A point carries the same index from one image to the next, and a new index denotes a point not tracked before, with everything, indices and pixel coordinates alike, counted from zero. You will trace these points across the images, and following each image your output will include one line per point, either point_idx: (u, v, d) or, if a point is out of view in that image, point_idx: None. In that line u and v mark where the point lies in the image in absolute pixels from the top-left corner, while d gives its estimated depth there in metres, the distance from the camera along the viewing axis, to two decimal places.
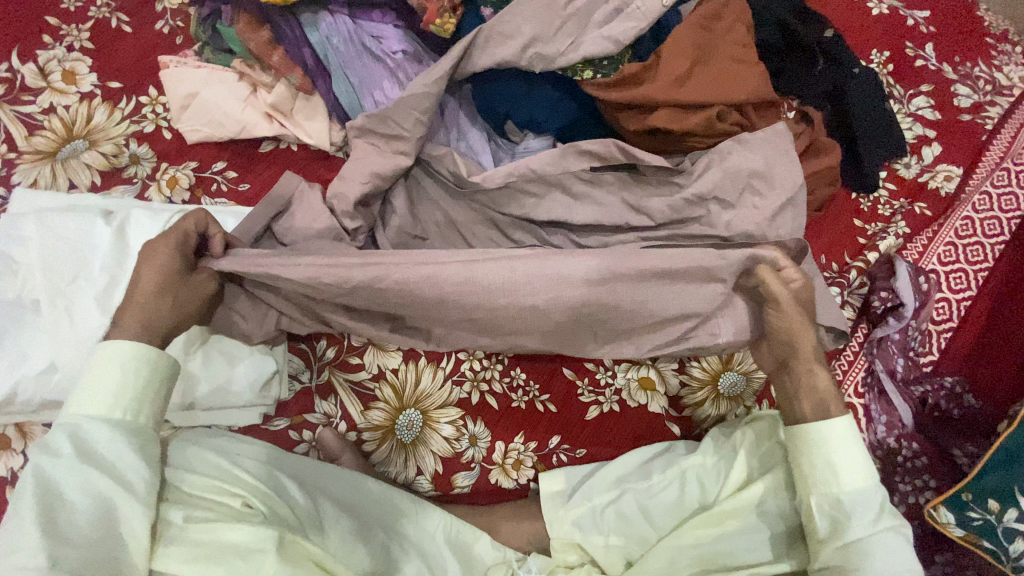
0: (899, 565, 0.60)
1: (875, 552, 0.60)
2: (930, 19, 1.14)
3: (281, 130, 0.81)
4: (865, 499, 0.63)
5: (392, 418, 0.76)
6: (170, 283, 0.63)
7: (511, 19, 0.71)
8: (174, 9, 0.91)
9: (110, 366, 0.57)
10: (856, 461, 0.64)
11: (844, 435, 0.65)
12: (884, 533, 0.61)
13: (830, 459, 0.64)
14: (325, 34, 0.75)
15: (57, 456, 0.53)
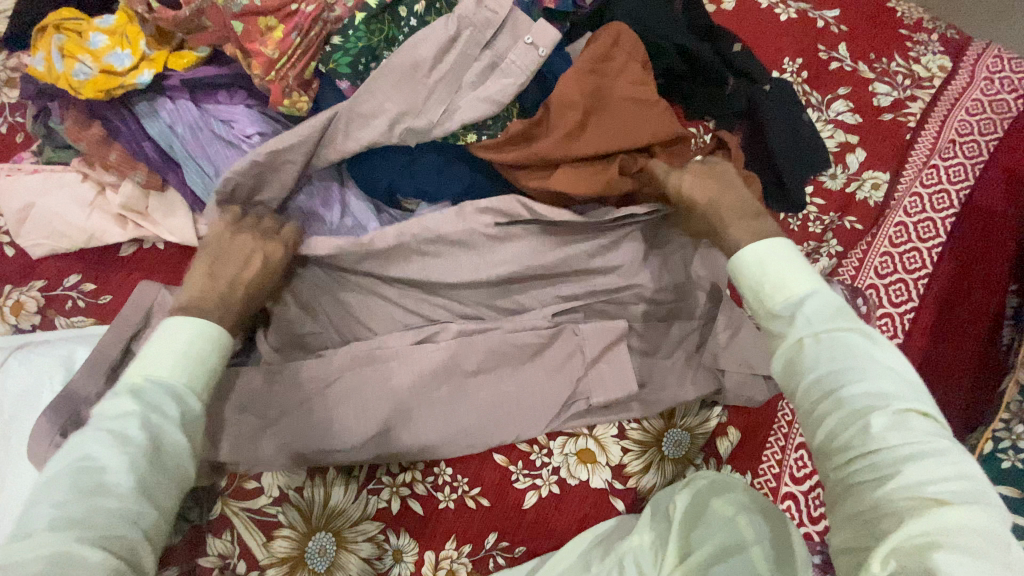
0: (853, 366, 0.47)
1: (821, 358, 0.48)
2: (839, 18, 1.10)
3: (138, 233, 0.71)
4: (791, 304, 0.52)
5: (299, 546, 0.67)
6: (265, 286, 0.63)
7: (371, 93, 0.63)
8: (13, 104, 0.80)
9: (199, 341, 0.53)
10: (790, 267, 0.54)
11: (776, 253, 0.55)
12: (814, 335, 0.49)
13: (750, 285, 0.56)
14: (166, 123, 0.65)
15: (163, 413, 0.48)
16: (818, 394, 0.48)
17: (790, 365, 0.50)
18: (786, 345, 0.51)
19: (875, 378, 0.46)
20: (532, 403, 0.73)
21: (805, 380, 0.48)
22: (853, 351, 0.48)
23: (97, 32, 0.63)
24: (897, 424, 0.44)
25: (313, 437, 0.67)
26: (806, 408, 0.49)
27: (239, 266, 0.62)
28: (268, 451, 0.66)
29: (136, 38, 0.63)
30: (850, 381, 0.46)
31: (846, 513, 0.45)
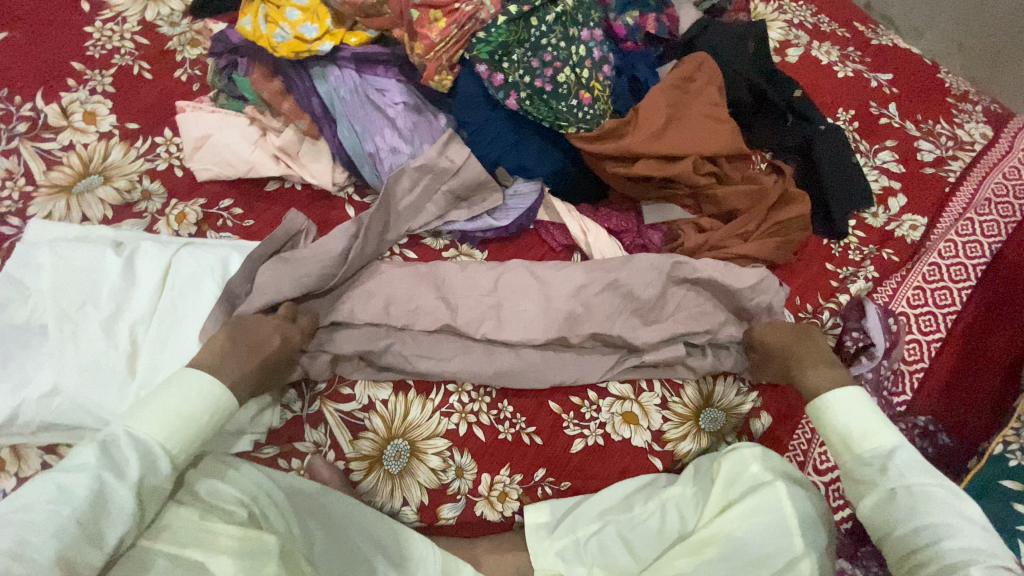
0: (935, 517, 0.58)
1: (910, 508, 0.60)
2: (892, 81, 1.24)
3: (287, 171, 0.85)
4: (879, 457, 0.64)
5: (380, 448, 0.79)
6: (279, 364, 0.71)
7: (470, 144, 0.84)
8: (193, 59, 0.98)
9: (186, 404, 0.58)
10: (873, 424, 0.66)
11: (852, 402, 0.69)
12: (904, 489, 0.61)
13: (838, 434, 0.68)
14: (333, 86, 0.82)
15: (120, 476, 0.52)
16: (911, 542, 0.58)
17: (883, 512, 0.61)
18: (877, 495, 0.62)
19: (960, 532, 0.57)
20: (589, 361, 0.85)
21: (901, 530, 0.59)
22: (938, 504, 0.59)
23: (294, 8, 0.79)
24: (988, 571, 0.53)
25: (417, 351, 0.81)
26: (905, 553, 0.59)
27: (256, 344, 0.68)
28: (378, 355, 0.80)
29: (324, 17, 0.80)
30: (936, 530, 0.57)
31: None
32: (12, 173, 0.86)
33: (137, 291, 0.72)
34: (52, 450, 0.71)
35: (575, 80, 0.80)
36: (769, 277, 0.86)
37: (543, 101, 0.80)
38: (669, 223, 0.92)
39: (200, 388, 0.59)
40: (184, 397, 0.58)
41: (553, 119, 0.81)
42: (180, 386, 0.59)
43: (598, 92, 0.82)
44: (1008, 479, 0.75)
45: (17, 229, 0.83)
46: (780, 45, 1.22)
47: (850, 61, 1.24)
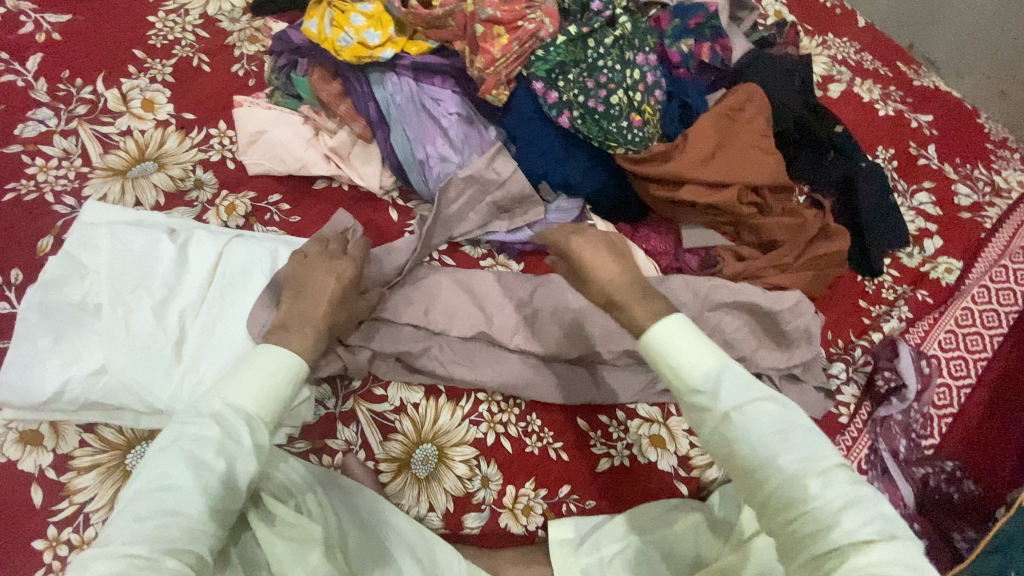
0: (773, 437, 0.49)
1: (751, 429, 0.50)
2: (932, 123, 1.24)
3: (336, 171, 0.87)
4: (709, 381, 0.52)
5: (408, 451, 0.79)
6: (345, 294, 0.71)
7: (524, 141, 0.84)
8: (250, 55, 1.00)
9: (282, 372, 0.58)
10: (692, 345, 0.54)
11: (677, 329, 0.55)
12: (748, 407, 0.51)
13: (666, 364, 0.54)
14: (389, 92, 0.83)
15: (236, 443, 0.53)
16: (756, 462, 0.49)
17: (720, 437, 0.51)
18: (718, 420, 0.51)
19: (805, 445, 0.49)
20: (619, 380, 0.86)
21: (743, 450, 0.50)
22: (773, 421, 0.50)
23: (359, 14, 0.82)
24: (827, 482, 0.47)
25: (453, 357, 0.82)
26: (747, 476, 0.50)
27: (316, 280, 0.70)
28: (416, 358, 0.81)
29: (387, 25, 0.82)
30: (777, 450, 0.49)
31: (799, 559, 0.47)
32: (69, 153, 0.88)
33: (188, 278, 0.73)
34: (90, 428, 0.72)
35: (628, 102, 0.81)
36: (807, 303, 0.86)
37: (594, 121, 0.81)
38: (708, 248, 0.92)
39: (283, 361, 0.58)
40: (276, 364, 0.58)
41: (602, 139, 0.82)
42: (262, 355, 0.58)
43: (649, 115, 0.83)
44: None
45: (71, 208, 0.85)
46: (822, 79, 1.23)
47: (892, 100, 1.25)
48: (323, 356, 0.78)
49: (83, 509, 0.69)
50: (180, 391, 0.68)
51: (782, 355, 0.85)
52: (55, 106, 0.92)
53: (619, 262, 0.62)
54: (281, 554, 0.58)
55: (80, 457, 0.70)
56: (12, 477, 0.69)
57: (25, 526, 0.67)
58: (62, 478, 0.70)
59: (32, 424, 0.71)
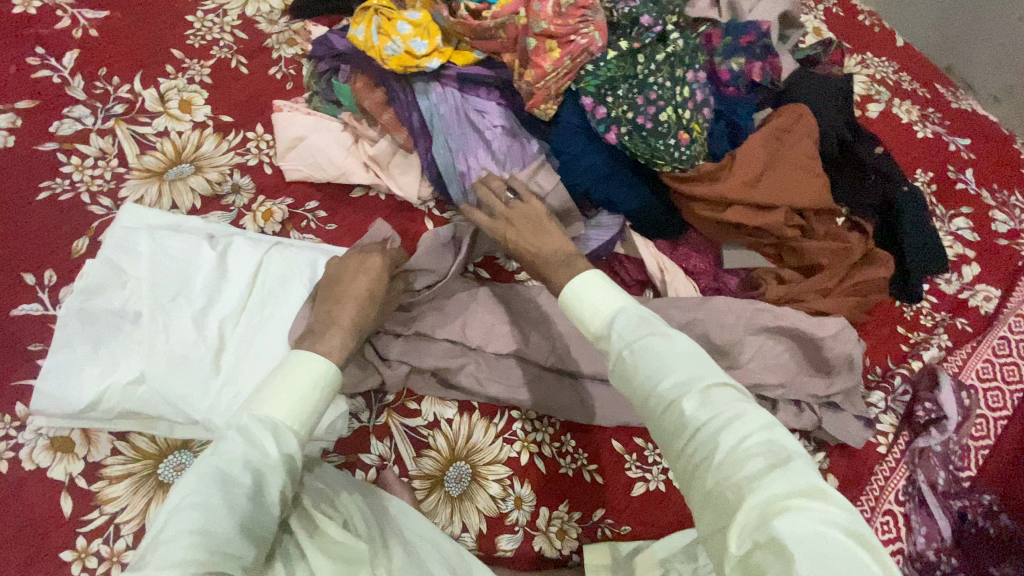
0: (661, 367, 0.49)
1: (642, 364, 0.50)
2: (970, 146, 1.22)
3: (375, 180, 0.86)
4: (607, 325, 0.55)
5: (441, 469, 0.78)
6: (377, 290, 0.70)
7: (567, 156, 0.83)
8: (288, 58, 0.99)
9: (305, 373, 0.56)
10: (596, 293, 0.57)
11: (580, 279, 0.59)
12: (641, 342, 0.52)
13: (575, 315, 0.59)
14: (434, 102, 0.82)
15: (263, 454, 0.51)
16: (648, 399, 0.50)
17: (621, 377, 0.53)
18: (614, 361, 0.53)
19: (695, 373, 0.49)
20: None
21: (636, 387, 0.51)
22: (659, 355, 0.50)
23: (406, 22, 0.80)
24: (704, 403, 0.47)
25: (490, 372, 0.81)
26: (646, 411, 0.50)
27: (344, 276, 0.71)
28: (452, 371, 0.80)
29: (434, 34, 0.80)
30: (664, 378, 0.49)
31: (697, 492, 0.46)
32: (105, 153, 0.87)
33: (228, 286, 0.72)
34: (123, 436, 0.71)
35: (677, 120, 0.80)
36: (852, 332, 0.83)
37: (641, 138, 0.79)
38: (748, 269, 0.91)
39: (310, 369, 0.57)
40: (300, 367, 0.56)
41: (649, 156, 0.80)
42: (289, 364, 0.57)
43: (696, 133, 0.81)
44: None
45: (106, 209, 0.83)
46: (860, 99, 1.22)
47: (930, 122, 1.23)
48: (361, 370, 0.78)
49: (114, 520, 0.68)
50: (217, 403, 0.67)
51: (826, 385, 0.83)
52: (92, 104, 0.91)
53: (531, 235, 0.69)
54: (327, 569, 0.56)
55: (112, 466, 0.69)
56: (43, 484, 0.68)
57: (56, 535, 0.66)
58: (94, 486, 0.68)
59: (64, 431, 0.70)
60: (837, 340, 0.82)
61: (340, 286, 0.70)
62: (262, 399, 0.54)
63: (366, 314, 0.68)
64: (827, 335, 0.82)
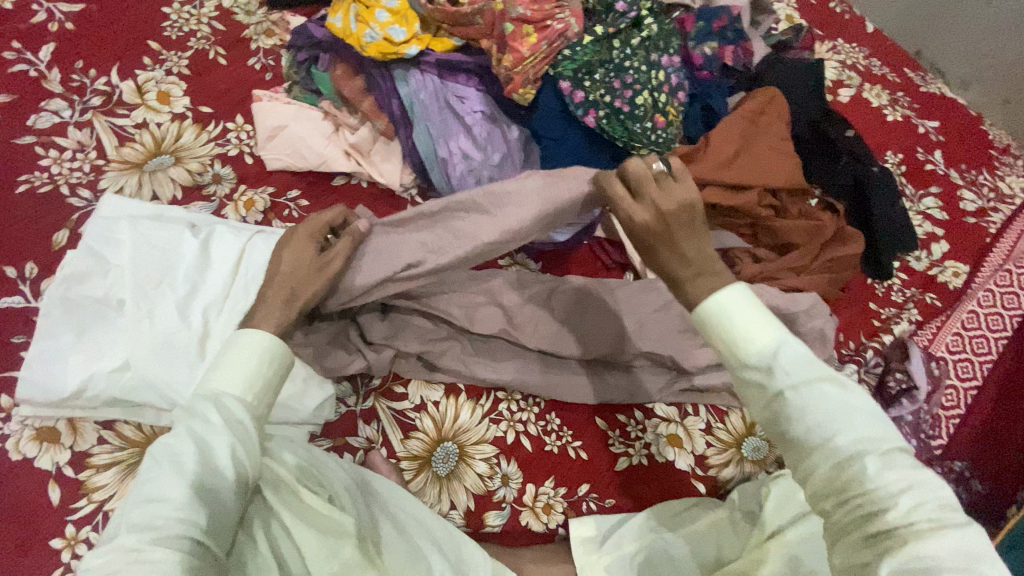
0: (822, 418, 0.46)
1: (803, 410, 0.46)
2: (939, 128, 1.26)
3: (356, 167, 0.87)
4: (765, 356, 0.49)
5: (429, 449, 0.79)
6: (304, 267, 0.67)
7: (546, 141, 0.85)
8: (267, 49, 1.00)
9: (237, 343, 0.58)
10: (755, 317, 0.50)
11: (737, 298, 0.51)
12: (809, 386, 0.47)
13: (725, 335, 0.51)
14: (413, 89, 0.83)
15: (207, 423, 0.52)
16: (813, 444, 0.46)
17: (769, 414, 0.48)
18: (772, 397, 0.48)
19: (864, 427, 0.46)
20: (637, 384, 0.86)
21: (795, 431, 0.47)
22: (832, 402, 0.46)
23: (384, 10, 0.81)
24: (884, 463, 0.44)
25: (474, 354, 0.83)
26: (796, 452, 0.47)
27: (277, 271, 0.66)
28: (437, 356, 0.82)
29: (413, 21, 0.81)
30: (817, 428, 0.46)
31: (848, 541, 0.45)
32: (83, 145, 0.87)
33: (210, 275, 0.73)
34: (109, 425, 0.71)
35: (652, 103, 0.82)
36: (825, 307, 0.86)
37: (619, 121, 0.81)
38: (725, 249, 0.92)
39: (246, 341, 0.58)
40: (235, 339, 0.58)
41: (627, 140, 0.82)
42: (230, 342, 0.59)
43: (672, 117, 0.83)
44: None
45: (86, 201, 0.83)
46: (832, 84, 1.25)
47: (900, 106, 1.26)
48: (346, 353, 0.79)
49: (102, 507, 0.68)
50: None
51: None
52: (68, 97, 0.90)
53: (670, 224, 0.57)
54: (311, 546, 0.61)
55: (98, 454, 0.70)
56: (29, 474, 0.68)
57: (44, 525, 0.67)
58: (81, 475, 0.69)
59: (48, 421, 0.70)
60: (811, 314, 0.85)
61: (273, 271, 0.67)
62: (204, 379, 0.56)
63: (301, 294, 0.66)
64: (802, 311, 0.84)
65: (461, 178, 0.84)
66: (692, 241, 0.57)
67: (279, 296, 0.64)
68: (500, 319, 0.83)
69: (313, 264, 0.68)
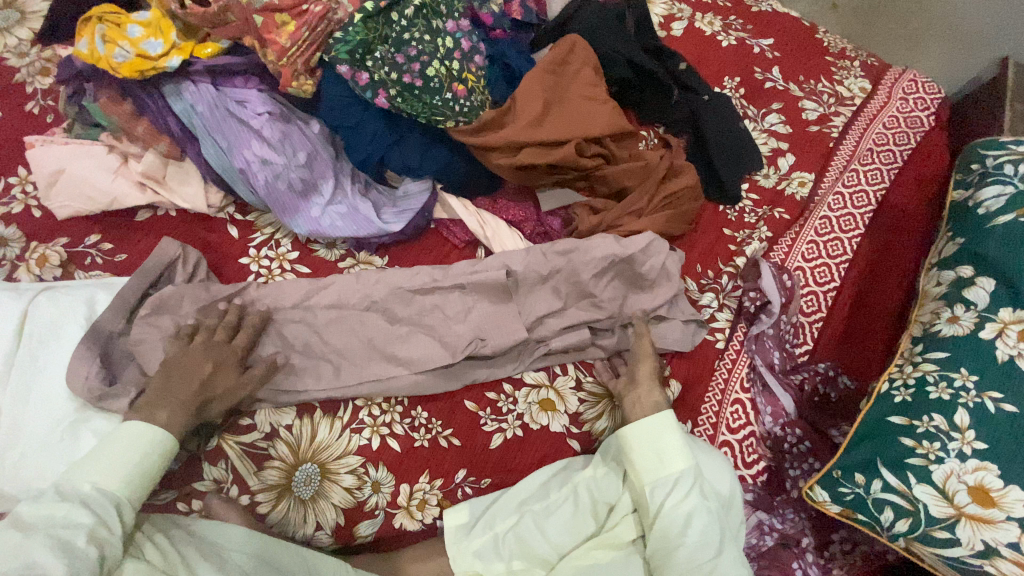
0: (708, 539, 0.68)
1: (698, 528, 0.69)
2: (774, 46, 1.28)
3: (155, 198, 0.81)
4: (682, 477, 0.72)
5: (287, 475, 0.75)
6: (221, 376, 0.69)
7: (351, 132, 0.82)
8: (45, 90, 0.91)
9: (146, 443, 0.61)
10: (680, 447, 0.74)
11: (670, 427, 0.75)
12: (701, 508, 0.70)
13: (654, 449, 0.74)
14: (188, 103, 0.78)
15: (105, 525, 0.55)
16: (695, 556, 0.67)
17: (671, 522, 0.70)
18: (679, 507, 0.70)
19: (727, 547, 0.69)
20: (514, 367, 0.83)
21: (688, 543, 0.68)
22: (709, 524, 0.69)
23: (134, 24, 0.75)
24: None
25: (316, 360, 0.78)
26: (683, 559, 0.67)
27: (199, 370, 0.67)
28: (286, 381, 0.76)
29: (168, 31, 0.76)
30: (708, 546, 0.68)
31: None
32: None
33: None
34: None
35: (446, 73, 0.79)
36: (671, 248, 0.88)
37: (415, 96, 0.79)
38: (566, 207, 0.93)
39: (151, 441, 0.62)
40: (138, 438, 0.61)
41: (429, 114, 0.80)
42: (127, 433, 0.61)
43: (472, 83, 0.81)
44: (936, 416, 0.73)
45: None
46: (664, 21, 1.25)
47: (733, 30, 1.27)
48: None
49: None
50: (2, 471, 0.64)
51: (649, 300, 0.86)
52: None
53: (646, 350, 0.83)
54: None
55: None
56: None
57: None
58: None
59: None
60: (653, 246, 0.86)
61: (177, 375, 0.67)
62: (92, 471, 0.58)
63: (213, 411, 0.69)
64: (637, 253, 0.85)
65: (263, 186, 0.79)
66: (651, 358, 0.82)
67: (196, 392, 0.66)
68: (337, 323, 0.79)
69: (236, 376, 0.70)
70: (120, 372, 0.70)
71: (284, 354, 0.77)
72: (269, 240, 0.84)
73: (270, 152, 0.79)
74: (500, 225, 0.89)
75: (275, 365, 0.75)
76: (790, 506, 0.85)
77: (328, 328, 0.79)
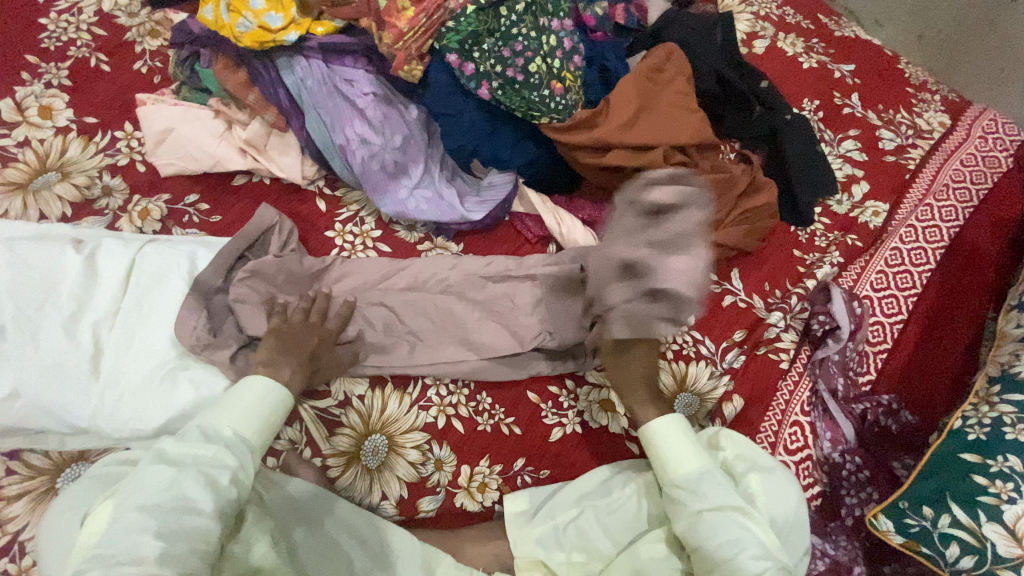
0: (724, 535, 0.66)
1: (711, 528, 0.67)
2: (855, 71, 1.26)
3: (254, 164, 0.84)
4: (691, 479, 0.71)
5: (357, 443, 0.77)
6: (322, 350, 0.73)
7: (448, 119, 0.84)
8: (153, 51, 0.95)
9: (271, 399, 0.65)
10: (684, 450, 0.73)
11: (671, 431, 0.74)
12: (716, 507, 0.68)
13: (660, 456, 0.74)
14: (299, 77, 0.81)
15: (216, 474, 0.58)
16: (715, 556, 0.66)
17: (687, 523, 0.69)
18: (693, 510, 0.69)
19: (750, 542, 0.66)
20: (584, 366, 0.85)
21: (707, 545, 0.67)
22: (725, 523, 0.67)
23: None
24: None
25: (394, 337, 0.80)
26: (709, 561, 0.66)
27: (308, 343, 0.71)
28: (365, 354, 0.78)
29: (289, 6, 0.79)
30: (723, 541, 0.66)
31: None
32: None
33: (100, 289, 0.72)
34: (15, 455, 0.68)
35: (547, 70, 0.81)
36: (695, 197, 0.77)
37: (515, 91, 0.80)
38: None
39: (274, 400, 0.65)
40: (265, 394, 0.64)
41: (526, 109, 0.81)
42: (253, 389, 0.64)
43: (569, 82, 0.82)
44: (1012, 457, 0.73)
45: None
46: (746, 37, 1.25)
47: (814, 53, 1.27)
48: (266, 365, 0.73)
49: (18, 538, 0.64)
50: (100, 407, 0.67)
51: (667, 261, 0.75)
52: None
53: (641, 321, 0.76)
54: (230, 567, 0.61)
55: (7, 486, 0.66)
56: None
57: None
58: None
59: None
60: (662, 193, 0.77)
61: (286, 343, 0.70)
62: (230, 418, 0.62)
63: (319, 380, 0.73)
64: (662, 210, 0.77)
65: (360, 164, 0.81)
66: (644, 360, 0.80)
67: (307, 362, 0.70)
68: (419, 303, 0.81)
69: (333, 354, 0.75)
70: (217, 326, 0.73)
71: (364, 326, 0.79)
72: (354, 216, 0.86)
73: (372, 133, 0.81)
74: (576, 223, 0.90)
75: (359, 354, 0.78)
76: (843, 533, 0.85)
77: (407, 307, 0.81)
